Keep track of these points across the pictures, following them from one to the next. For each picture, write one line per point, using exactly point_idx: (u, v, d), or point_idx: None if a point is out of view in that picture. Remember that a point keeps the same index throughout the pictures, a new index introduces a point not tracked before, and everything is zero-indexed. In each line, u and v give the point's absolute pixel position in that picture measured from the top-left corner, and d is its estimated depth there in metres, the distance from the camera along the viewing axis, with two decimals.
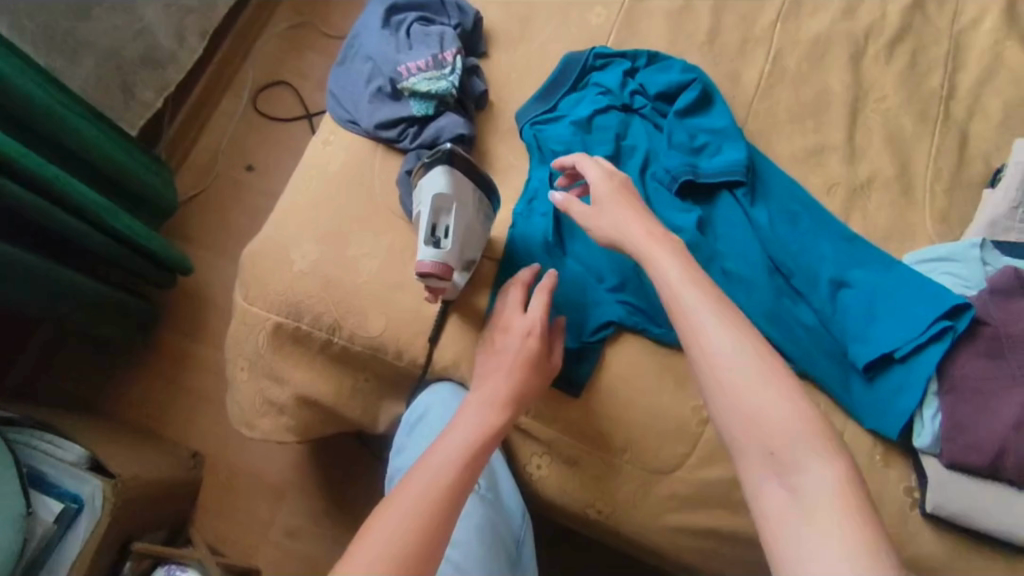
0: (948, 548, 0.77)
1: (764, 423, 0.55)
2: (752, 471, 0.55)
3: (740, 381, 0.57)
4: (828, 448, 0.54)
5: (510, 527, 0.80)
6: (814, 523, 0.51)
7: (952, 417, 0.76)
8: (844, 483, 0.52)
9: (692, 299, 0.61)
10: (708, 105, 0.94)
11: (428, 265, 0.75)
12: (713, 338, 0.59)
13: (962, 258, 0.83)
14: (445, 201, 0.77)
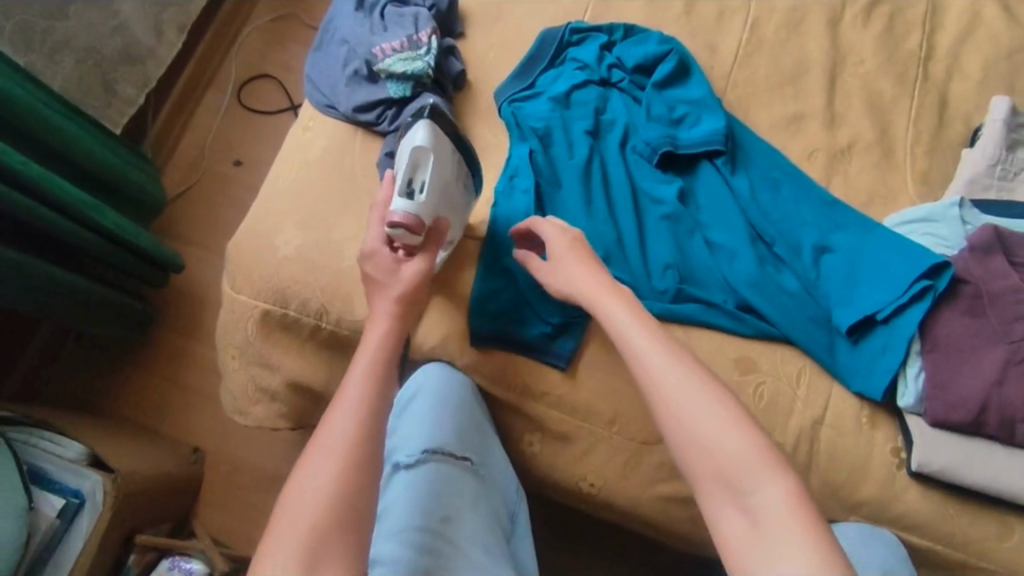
0: (936, 506, 0.78)
1: (715, 447, 0.56)
2: (711, 502, 0.55)
3: (687, 405, 0.58)
4: (776, 466, 0.54)
5: (504, 498, 0.81)
6: (774, 549, 0.51)
7: (936, 375, 0.77)
8: (794, 498, 0.53)
9: (637, 338, 0.63)
10: (686, 76, 0.94)
11: (399, 214, 0.73)
12: (660, 374, 0.60)
13: (942, 219, 0.84)
14: (423, 153, 0.76)
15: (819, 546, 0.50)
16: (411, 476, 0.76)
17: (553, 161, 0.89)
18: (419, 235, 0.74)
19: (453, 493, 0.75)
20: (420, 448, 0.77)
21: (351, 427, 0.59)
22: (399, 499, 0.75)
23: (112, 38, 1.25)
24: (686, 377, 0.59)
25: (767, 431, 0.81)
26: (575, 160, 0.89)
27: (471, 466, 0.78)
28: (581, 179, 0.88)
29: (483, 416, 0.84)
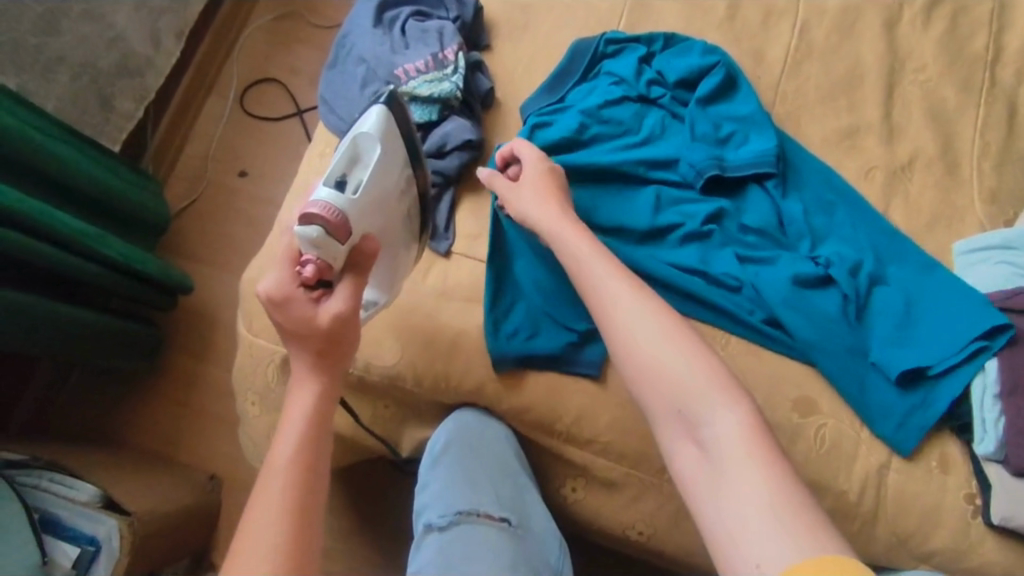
0: (1016, 558, 0.72)
1: (673, 379, 0.60)
2: (667, 434, 0.59)
3: (648, 339, 0.62)
4: (731, 396, 0.58)
5: (547, 559, 0.72)
6: (728, 479, 0.54)
7: (1018, 420, 0.70)
8: (749, 427, 0.56)
9: (601, 273, 0.67)
10: (732, 92, 0.86)
11: (317, 208, 0.63)
12: (621, 307, 0.64)
13: (1022, 245, 0.77)
14: (365, 154, 0.68)
15: (773, 473, 0.54)
16: (444, 540, 0.69)
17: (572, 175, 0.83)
18: (338, 243, 0.63)
19: (491, 556, 0.68)
20: (455, 509, 0.72)
21: (275, 525, 0.53)
22: (433, 564, 0.67)
23: (108, 51, 1.17)
24: (645, 320, 0.63)
25: (830, 477, 0.75)
26: (598, 172, 0.83)
27: (511, 528, 0.72)
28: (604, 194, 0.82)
29: (522, 474, 0.79)
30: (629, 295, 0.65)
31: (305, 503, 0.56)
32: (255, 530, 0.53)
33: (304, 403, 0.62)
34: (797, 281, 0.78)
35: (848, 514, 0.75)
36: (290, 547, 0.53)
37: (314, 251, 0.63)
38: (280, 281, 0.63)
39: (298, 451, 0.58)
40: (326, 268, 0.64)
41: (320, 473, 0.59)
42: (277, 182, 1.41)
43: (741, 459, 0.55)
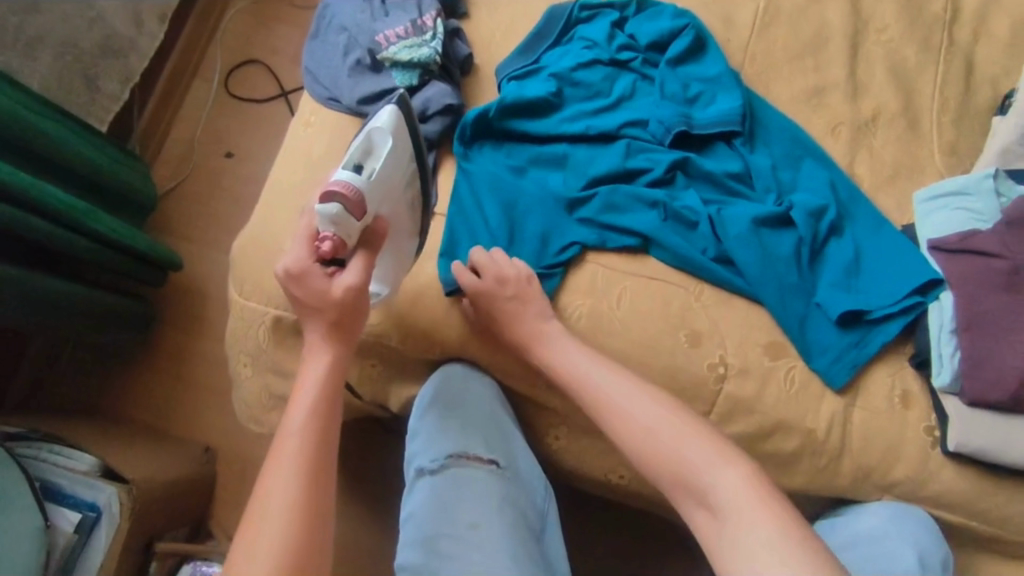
0: (972, 485, 0.77)
1: (674, 457, 0.64)
2: (681, 507, 0.63)
3: (645, 422, 0.67)
4: (727, 456, 0.63)
5: (534, 500, 0.79)
6: (740, 529, 0.58)
7: (972, 353, 0.74)
8: (747, 479, 0.61)
9: (596, 368, 0.73)
10: (701, 54, 0.90)
11: (337, 188, 0.67)
12: (617, 396, 0.70)
13: (974, 191, 0.81)
14: (375, 147, 0.72)
15: (768, 510, 0.58)
16: (437, 484, 0.75)
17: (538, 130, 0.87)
18: (355, 221, 0.68)
19: (480, 498, 0.74)
20: (445, 454, 0.76)
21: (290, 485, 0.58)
22: (426, 507, 0.74)
23: (90, 30, 1.18)
24: (638, 400, 0.69)
25: (799, 416, 0.79)
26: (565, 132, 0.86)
27: (500, 469, 0.77)
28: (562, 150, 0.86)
29: (509, 418, 0.83)
30: (618, 380, 0.71)
31: (318, 468, 0.61)
32: (273, 489, 0.58)
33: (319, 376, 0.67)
34: (752, 224, 0.81)
35: (816, 450, 0.79)
36: (305, 505, 0.58)
37: (332, 227, 0.67)
38: (302, 258, 0.67)
39: (312, 421, 0.63)
40: (340, 246, 0.68)
41: (331, 441, 0.63)
42: (263, 161, 1.43)
43: (749, 508, 0.58)
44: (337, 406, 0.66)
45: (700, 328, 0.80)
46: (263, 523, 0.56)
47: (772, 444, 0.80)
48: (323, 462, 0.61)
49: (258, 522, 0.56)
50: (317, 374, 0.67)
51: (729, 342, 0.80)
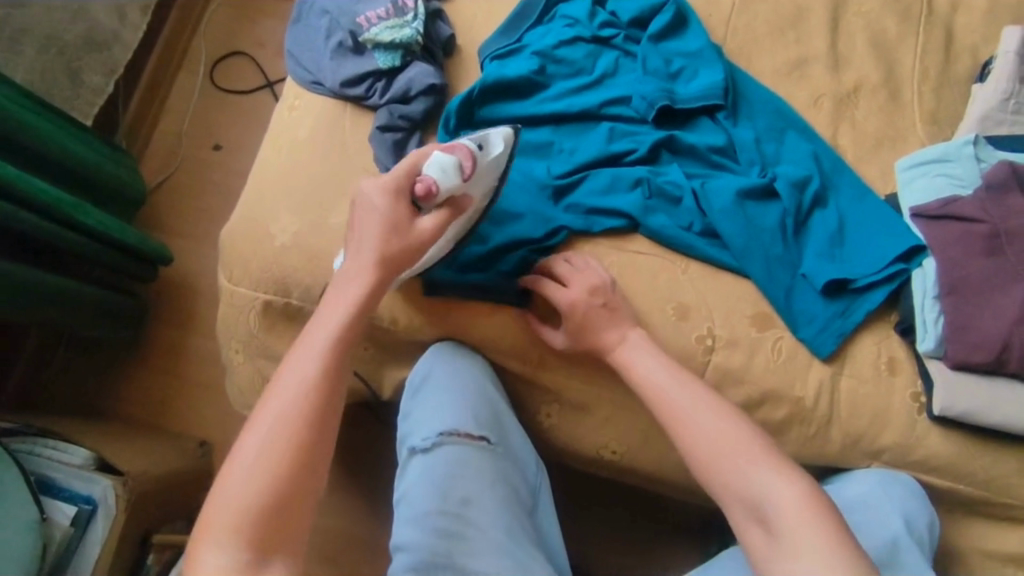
0: (958, 448, 0.78)
1: (735, 472, 0.64)
2: (735, 518, 0.63)
3: (711, 435, 0.66)
4: (791, 472, 0.62)
5: (525, 474, 0.80)
6: (798, 554, 0.58)
7: (956, 317, 0.75)
8: (804, 499, 0.60)
9: (662, 376, 0.72)
10: (683, 29, 0.90)
11: (462, 152, 0.72)
12: (684, 407, 0.69)
13: (956, 158, 0.82)
14: (491, 153, 0.75)
15: (821, 530, 0.58)
16: (430, 462, 0.75)
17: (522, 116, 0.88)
18: (458, 180, 0.71)
19: (473, 476, 0.74)
20: (438, 431, 0.76)
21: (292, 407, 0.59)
22: (420, 485, 0.74)
23: (74, 22, 1.18)
24: (702, 412, 0.68)
25: (788, 385, 0.79)
26: (548, 110, 0.87)
27: (491, 446, 0.77)
28: (546, 136, 0.87)
29: (497, 392, 0.83)
30: (686, 391, 0.70)
31: (322, 395, 0.61)
32: (269, 407, 0.59)
33: (342, 300, 0.66)
34: (736, 197, 0.82)
35: (805, 419, 0.79)
36: (303, 428, 0.59)
37: (437, 177, 0.70)
38: (400, 179, 0.69)
39: (324, 347, 0.63)
40: (430, 191, 0.70)
41: (341, 370, 0.63)
42: (251, 153, 1.43)
43: (806, 526, 0.58)
44: (355, 337, 0.65)
45: (687, 301, 0.81)
46: (253, 440, 0.58)
47: (762, 414, 0.80)
48: (328, 390, 0.61)
49: (251, 437, 0.58)
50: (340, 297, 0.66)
51: (716, 314, 0.81)
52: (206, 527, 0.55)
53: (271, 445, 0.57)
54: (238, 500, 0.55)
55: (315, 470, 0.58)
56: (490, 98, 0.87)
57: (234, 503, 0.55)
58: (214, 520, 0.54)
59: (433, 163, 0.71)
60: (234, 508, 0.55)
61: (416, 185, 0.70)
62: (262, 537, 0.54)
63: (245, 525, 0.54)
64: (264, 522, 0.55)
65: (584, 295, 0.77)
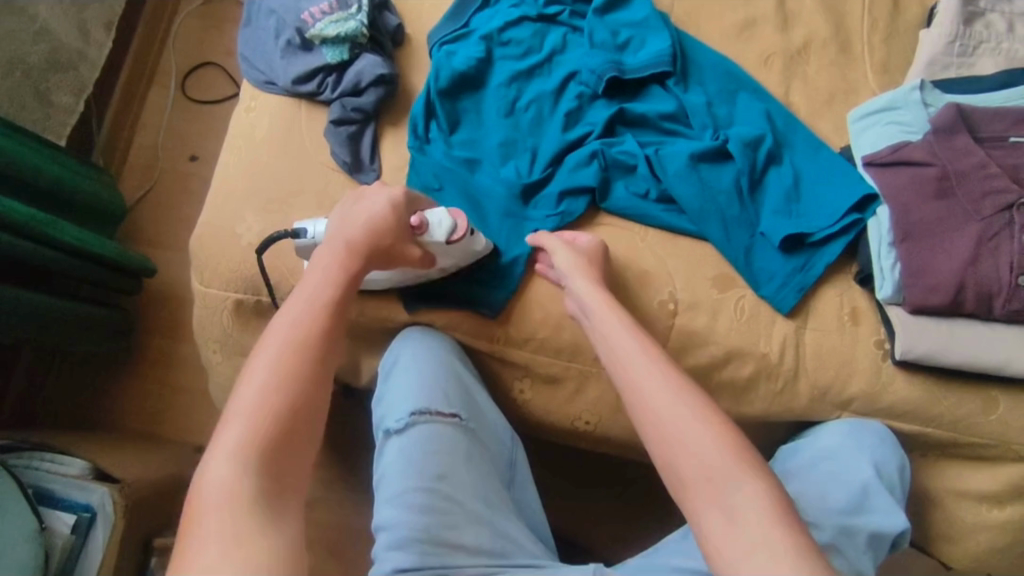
0: (924, 391, 0.78)
1: (700, 460, 0.57)
2: (693, 505, 0.56)
3: (678, 421, 0.60)
4: (755, 471, 0.56)
5: (500, 447, 0.81)
6: (756, 546, 0.52)
7: (911, 263, 0.76)
8: (769, 505, 0.54)
9: (632, 358, 0.66)
10: (629, 0, 0.91)
11: (462, 220, 0.77)
12: (650, 392, 0.62)
13: (904, 105, 0.82)
14: (477, 244, 0.79)
15: (774, 518, 0.53)
16: (403, 442, 0.76)
17: (481, 108, 0.88)
18: (442, 240, 0.76)
19: (447, 451, 0.75)
20: (408, 412, 0.77)
21: (286, 354, 0.61)
22: (395, 466, 0.75)
23: (36, 44, 1.21)
24: (669, 393, 0.62)
25: (752, 343, 0.80)
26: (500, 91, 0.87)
27: (462, 422, 0.78)
28: (508, 128, 0.86)
29: (466, 369, 0.84)
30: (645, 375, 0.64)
31: (319, 342, 0.63)
32: (265, 353, 0.62)
33: (330, 267, 0.69)
34: (689, 160, 0.83)
35: (771, 375, 0.80)
36: (299, 372, 0.61)
37: (432, 224, 0.76)
38: (407, 196, 0.76)
39: (320, 304, 0.66)
40: (423, 228, 0.76)
41: (336, 324, 0.66)
42: None
43: (767, 527, 0.52)
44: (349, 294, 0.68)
45: (647, 268, 0.82)
46: (255, 376, 0.60)
47: (729, 372, 0.81)
48: (324, 339, 0.64)
49: (251, 375, 0.60)
50: (329, 262, 0.69)
51: (677, 279, 0.82)
52: (216, 450, 0.56)
53: (274, 381, 0.59)
54: (247, 425, 0.57)
55: (316, 401, 0.61)
56: (448, 94, 0.87)
57: (242, 428, 0.57)
58: (225, 441, 0.56)
59: (439, 211, 0.77)
60: (243, 432, 0.56)
61: (413, 217, 0.76)
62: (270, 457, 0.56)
63: (255, 447, 0.56)
64: (272, 450, 0.57)
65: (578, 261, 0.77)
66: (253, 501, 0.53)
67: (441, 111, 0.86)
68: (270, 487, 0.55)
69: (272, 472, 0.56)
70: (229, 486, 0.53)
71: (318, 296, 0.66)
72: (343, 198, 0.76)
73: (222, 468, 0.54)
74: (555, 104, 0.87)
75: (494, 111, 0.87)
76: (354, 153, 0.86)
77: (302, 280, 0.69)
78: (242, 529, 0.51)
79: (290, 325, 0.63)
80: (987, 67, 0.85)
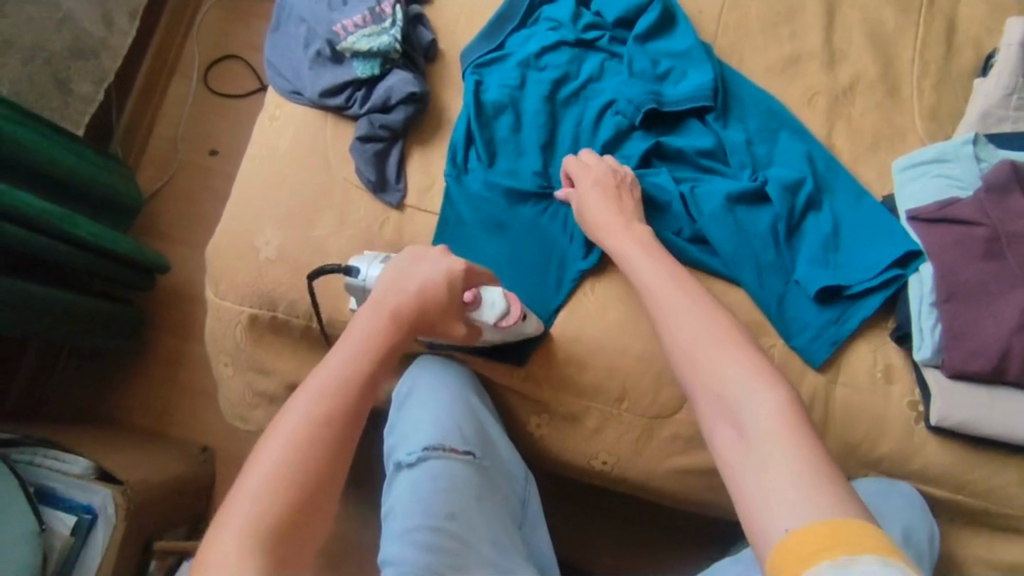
0: (957, 458, 0.76)
1: (721, 372, 0.59)
2: (709, 420, 0.59)
3: (698, 339, 0.62)
4: (769, 377, 0.58)
5: (513, 486, 0.79)
6: (766, 449, 0.53)
7: (953, 325, 0.73)
8: (784, 410, 0.55)
9: (661, 281, 0.69)
10: (671, 29, 0.88)
11: (517, 308, 0.75)
12: (677, 313, 0.65)
13: (954, 157, 0.79)
14: (528, 328, 0.77)
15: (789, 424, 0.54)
16: (414, 476, 0.74)
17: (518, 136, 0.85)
18: (485, 323, 0.74)
19: (459, 490, 0.73)
20: (422, 446, 0.75)
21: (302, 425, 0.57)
22: (404, 501, 0.72)
23: (60, 32, 1.18)
24: (692, 308, 0.65)
25: None
26: (535, 118, 0.84)
27: (476, 460, 0.76)
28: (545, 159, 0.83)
29: (482, 405, 0.82)
30: (701, 317, 0.64)
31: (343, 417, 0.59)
32: (281, 436, 0.57)
33: (369, 329, 0.65)
34: (726, 202, 0.80)
35: None
36: (320, 450, 0.57)
37: (485, 304, 0.75)
38: (466, 274, 0.73)
39: (351, 373, 0.62)
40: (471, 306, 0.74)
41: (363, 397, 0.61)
42: None
43: (780, 431, 0.54)
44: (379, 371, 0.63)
45: None
46: (269, 460, 0.55)
47: None
48: (347, 413, 0.59)
49: (267, 450, 0.56)
50: (367, 327, 0.66)
51: None
52: (216, 536, 0.51)
53: (290, 458, 0.55)
54: (254, 508, 0.53)
55: (329, 492, 0.56)
56: (483, 118, 0.84)
57: (251, 507, 0.52)
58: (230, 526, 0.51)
59: (496, 292, 0.75)
60: (246, 517, 0.52)
61: (469, 293, 0.74)
62: (275, 551, 0.51)
63: (258, 534, 0.51)
64: (274, 536, 0.52)
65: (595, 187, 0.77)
66: None
67: (478, 138, 0.83)
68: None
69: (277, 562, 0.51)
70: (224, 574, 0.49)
71: (350, 362, 0.62)
72: (410, 248, 0.73)
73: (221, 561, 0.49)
74: (590, 134, 0.84)
75: (529, 137, 0.84)
76: (380, 172, 0.83)
77: (335, 348, 0.64)
78: None
79: (314, 398, 0.59)
80: None
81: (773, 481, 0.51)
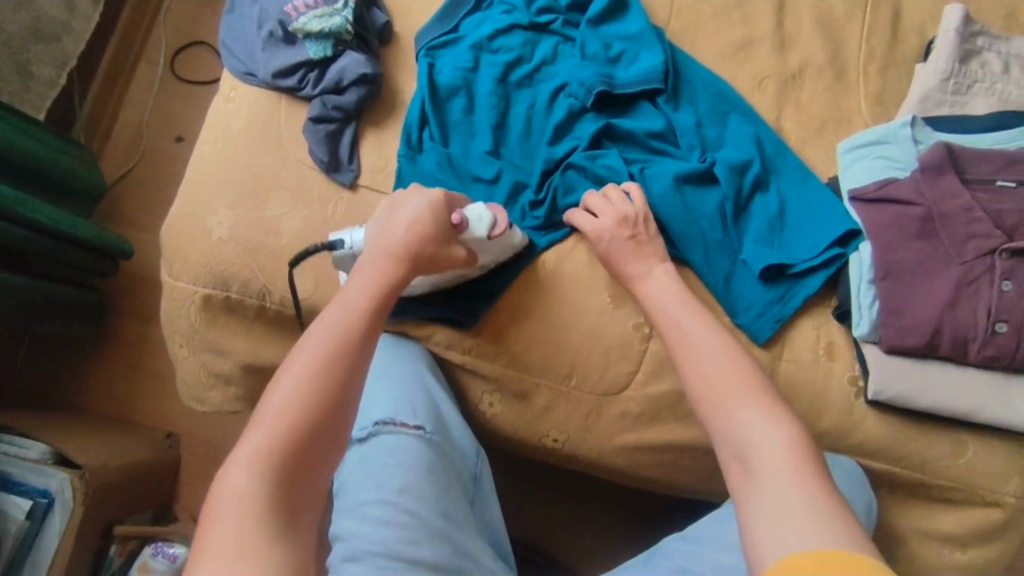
0: (895, 432, 0.78)
1: (735, 412, 0.61)
2: (722, 460, 0.61)
3: (714, 374, 0.64)
4: (780, 418, 0.60)
5: (464, 460, 0.80)
6: (773, 488, 0.55)
7: (889, 302, 0.75)
8: (791, 447, 0.57)
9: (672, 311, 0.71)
10: (624, 12, 0.89)
11: (503, 216, 0.76)
12: (689, 339, 0.68)
13: (893, 139, 0.81)
14: (514, 237, 0.78)
15: (795, 460, 0.56)
16: (365, 451, 0.75)
17: (472, 118, 0.85)
18: (483, 237, 0.75)
19: (409, 464, 0.73)
20: (373, 421, 0.76)
21: (318, 363, 0.60)
22: (355, 476, 0.73)
23: (17, 14, 1.15)
24: (705, 341, 0.67)
25: None
26: (491, 99, 0.85)
27: (428, 435, 0.76)
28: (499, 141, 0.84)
29: (436, 382, 0.83)
30: (714, 353, 0.66)
31: (352, 357, 0.61)
32: (298, 361, 0.60)
33: (374, 276, 0.68)
34: (674, 182, 0.81)
35: None
36: (332, 385, 0.59)
37: (472, 220, 0.75)
38: (446, 198, 0.74)
39: (360, 315, 0.64)
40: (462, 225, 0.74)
41: (373, 335, 0.64)
42: None
43: (788, 467, 0.56)
44: (378, 321, 0.65)
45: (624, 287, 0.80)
46: (281, 390, 0.58)
47: None
48: (358, 351, 0.62)
49: (284, 381, 0.59)
50: (375, 271, 0.68)
51: None
52: (231, 460, 0.54)
53: (308, 389, 0.58)
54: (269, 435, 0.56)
55: (341, 421, 0.59)
56: (438, 101, 0.85)
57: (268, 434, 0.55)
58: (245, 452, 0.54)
59: (478, 207, 0.75)
60: (263, 442, 0.55)
61: (454, 214, 0.74)
62: (288, 474, 0.55)
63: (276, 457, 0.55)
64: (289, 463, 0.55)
65: (613, 226, 0.77)
66: (268, 512, 0.52)
67: (432, 119, 0.84)
68: (282, 499, 0.53)
69: (289, 487, 0.54)
70: (241, 491, 0.52)
71: (357, 304, 0.65)
72: (382, 204, 0.75)
73: (235, 479, 0.53)
74: (543, 115, 0.85)
75: (486, 118, 0.85)
76: (332, 152, 0.84)
77: (342, 291, 0.67)
78: (246, 534, 0.50)
79: (328, 333, 0.62)
80: (979, 107, 0.84)
81: (784, 520, 0.52)
